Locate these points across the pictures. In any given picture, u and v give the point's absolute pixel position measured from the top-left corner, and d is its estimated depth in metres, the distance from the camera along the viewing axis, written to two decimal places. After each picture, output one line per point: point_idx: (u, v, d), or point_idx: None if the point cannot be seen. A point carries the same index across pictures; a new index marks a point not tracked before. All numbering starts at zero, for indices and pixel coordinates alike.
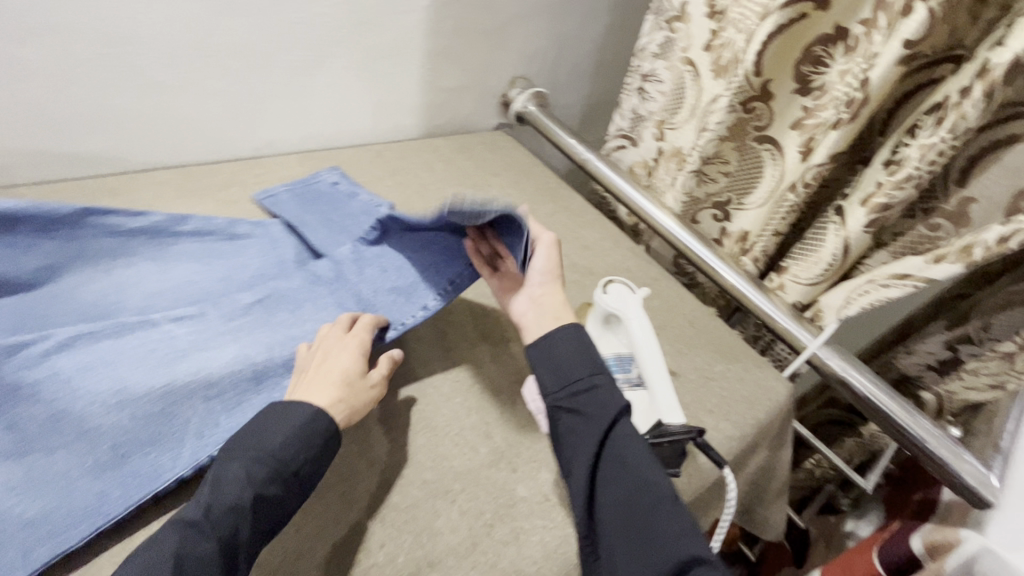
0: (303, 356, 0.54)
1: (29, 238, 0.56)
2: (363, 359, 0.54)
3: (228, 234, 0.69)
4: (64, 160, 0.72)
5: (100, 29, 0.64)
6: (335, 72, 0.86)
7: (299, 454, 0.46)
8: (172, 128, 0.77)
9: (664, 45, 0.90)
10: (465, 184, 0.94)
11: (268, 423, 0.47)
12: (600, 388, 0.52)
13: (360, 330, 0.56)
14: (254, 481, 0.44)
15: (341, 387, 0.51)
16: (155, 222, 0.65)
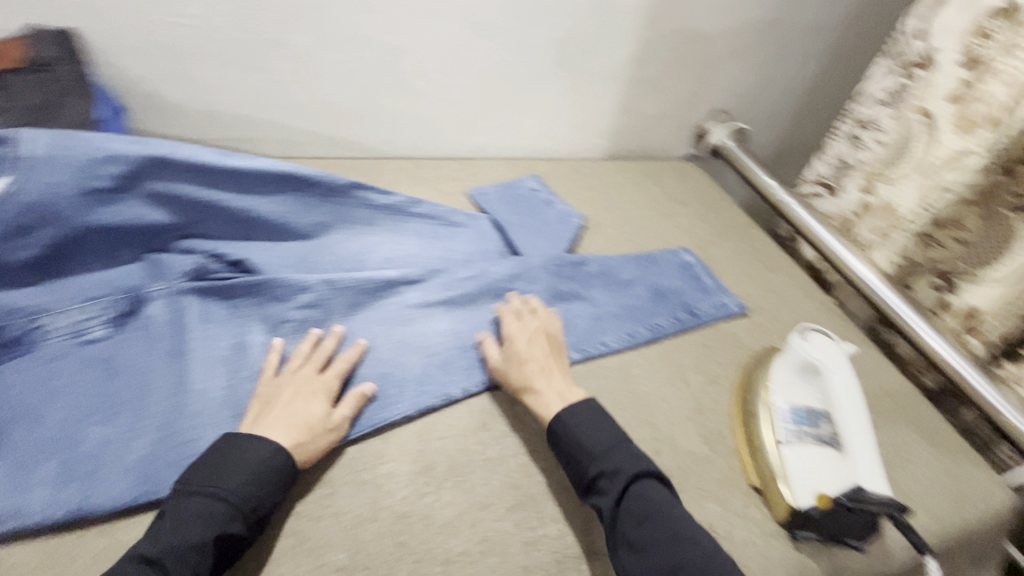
0: (269, 387, 0.53)
1: (315, 201, 0.70)
2: (327, 404, 0.52)
3: (447, 221, 0.79)
4: (334, 143, 0.89)
5: (388, 41, 0.80)
6: (553, 91, 0.94)
7: (255, 493, 0.44)
8: (413, 126, 0.91)
9: (894, 92, 0.83)
10: (651, 208, 0.95)
11: (216, 461, 0.46)
12: (611, 462, 0.50)
13: (328, 374, 0.54)
14: (206, 518, 0.42)
15: (306, 430, 0.50)
16: (397, 202, 0.76)
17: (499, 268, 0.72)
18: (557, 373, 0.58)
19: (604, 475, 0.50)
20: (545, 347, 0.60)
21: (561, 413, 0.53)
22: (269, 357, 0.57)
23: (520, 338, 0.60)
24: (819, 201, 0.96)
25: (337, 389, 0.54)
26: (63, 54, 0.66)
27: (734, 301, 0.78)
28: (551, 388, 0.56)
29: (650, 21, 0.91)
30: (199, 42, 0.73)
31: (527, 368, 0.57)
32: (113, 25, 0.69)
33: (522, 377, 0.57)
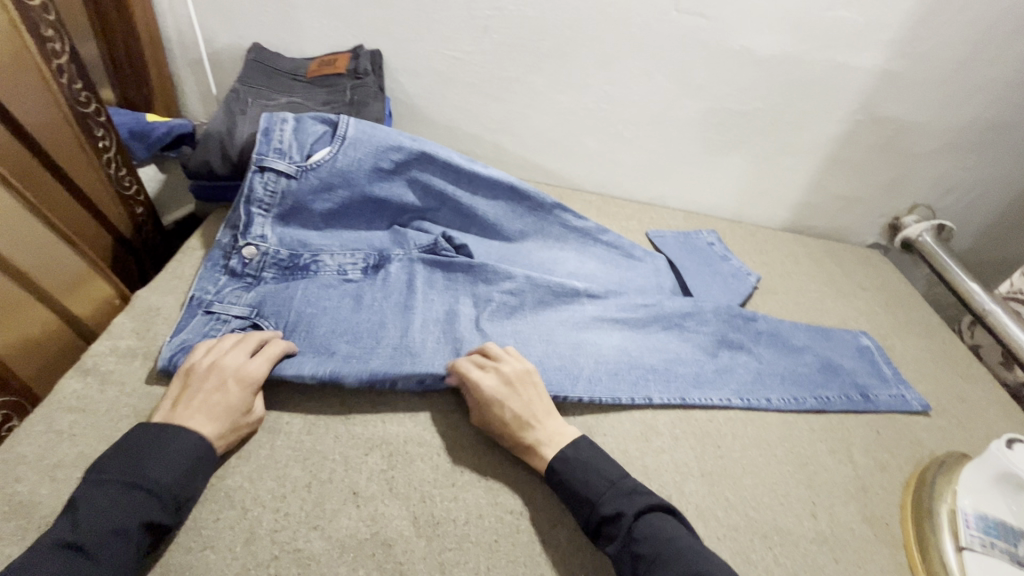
0: (195, 371, 0.54)
1: (524, 211, 0.82)
2: (250, 393, 0.54)
3: (628, 252, 0.85)
4: (538, 169, 1.02)
5: (606, 90, 0.91)
6: (746, 156, 0.99)
7: (180, 481, 0.47)
8: (608, 166, 1.01)
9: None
10: (829, 285, 0.93)
11: (139, 451, 0.47)
12: (611, 503, 0.50)
13: (255, 360, 0.56)
14: (127, 507, 0.44)
15: (227, 418, 0.52)
16: (589, 227, 0.85)
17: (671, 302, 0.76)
18: (544, 419, 0.57)
19: (609, 520, 0.50)
20: (530, 392, 0.59)
21: (555, 461, 0.54)
22: (471, 326, 0.67)
23: (500, 390, 0.57)
24: None
25: (259, 377, 0.55)
26: (374, 69, 0.84)
27: (913, 399, 0.73)
28: (543, 434, 0.56)
29: (861, 106, 0.92)
30: (462, 72, 0.90)
31: (510, 419, 0.56)
32: (407, 53, 0.88)
33: (506, 428, 0.56)
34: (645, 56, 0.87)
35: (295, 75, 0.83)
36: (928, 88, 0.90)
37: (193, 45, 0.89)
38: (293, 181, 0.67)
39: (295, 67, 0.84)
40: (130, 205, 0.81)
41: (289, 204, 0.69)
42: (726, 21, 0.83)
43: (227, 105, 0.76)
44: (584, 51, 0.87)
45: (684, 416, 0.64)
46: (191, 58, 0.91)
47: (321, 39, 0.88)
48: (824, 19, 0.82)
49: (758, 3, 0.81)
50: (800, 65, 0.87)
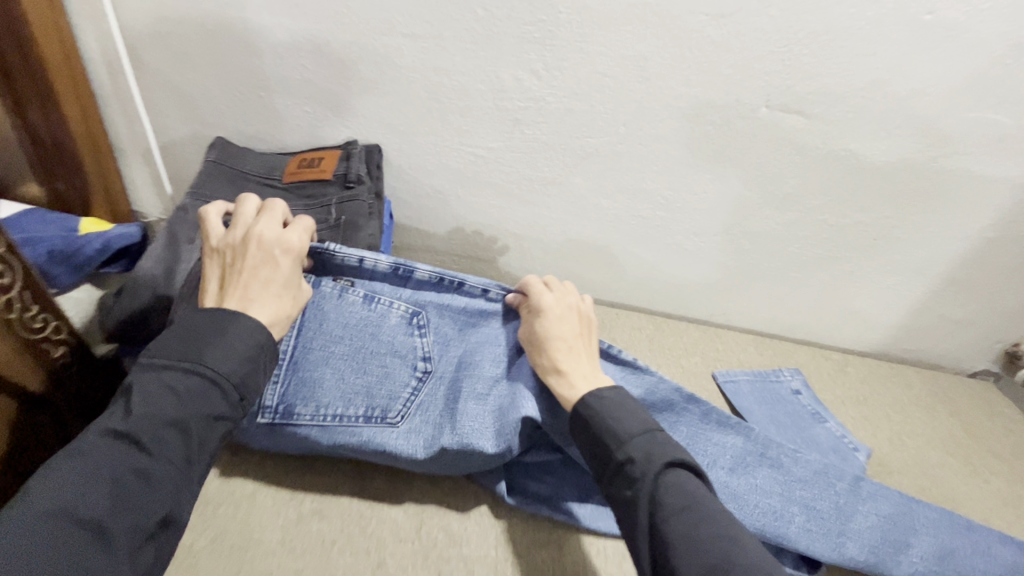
0: (231, 247, 0.47)
1: None
2: (295, 264, 0.48)
3: None
4: (574, 282, 0.82)
5: (666, 196, 0.72)
6: (835, 273, 0.79)
7: (243, 367, 0.40)
8: (661, 281, 0.81)
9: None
10: (952, 452, 0.72)
11: (196, 328, 0.40)
12: (642, 449, 0.43)
13: (293, 235, 0.49)
14: (180, 396, 0.37)
15: (282, 294, 0.46)
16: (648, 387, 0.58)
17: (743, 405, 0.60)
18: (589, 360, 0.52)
19: (631, 464, 0.43)
20: (576, 324, 0.54)
21: (588, 396, 0.47)
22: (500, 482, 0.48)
23: (559, 308, 0.54)
24: None
25: (302, 250, 0.49)
26: (369, 171, 0.65)
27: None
28: (576, 369, 0.51)
29: (994, 222, 0.72)
30: (484, 172, 0.71)
31: (556, 337, 0.52)
32: (414, 149, 0.70)
33: (541, 343, 0.52)
34: (719, 161, 0.68)
35: (267, 178, 0.65)
36: None
37: (146, 132, 0.71)
38: None
39: (267, 168, 0.65)
40: (44, 348, 0.60)
41: None
42: (832, 122, 0.64)
43: (169, 230, 0.58)
44: (641, 151, 0.68)
45: None
46: (143, 147, 0.73)
47: (305, 130, 0.69)
48: (960, 122, 0.63)
49: (873, 102, 0.62)
50: (919, 175, 0.68)
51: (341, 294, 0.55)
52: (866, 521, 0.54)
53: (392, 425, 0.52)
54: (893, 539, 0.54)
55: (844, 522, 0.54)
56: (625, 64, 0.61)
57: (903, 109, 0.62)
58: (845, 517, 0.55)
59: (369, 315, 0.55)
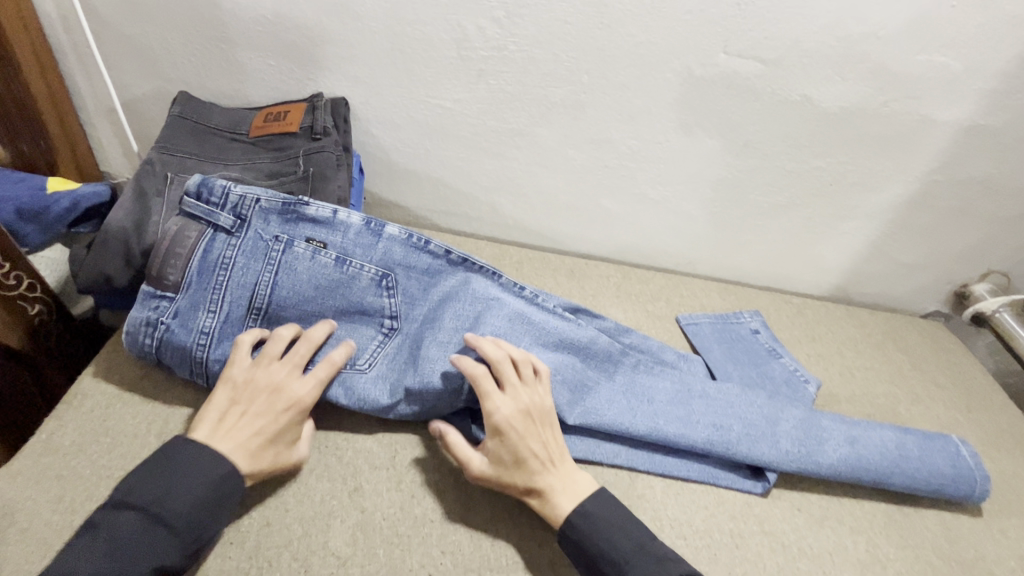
0: (243, 388, 0.49)
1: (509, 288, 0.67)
2: (294, 418, 0.49)
3: (657, 357, 0.68)
4: (544, 233, 0.84)
5: (632, 146, 0.73)
6: (795, 219, 0.82)
7: (201, 519, 0.42)
8: (629, 230, 0.83)
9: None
10: (897, 382, 0.77)
11: (167, 469, 0.43)
12: (643, 574, 0.45)
13: (302, 388, 0.50)
14: (137, 546, 0.39)
15: (266, 448, 0.47)
16: (606, 327, 0.67)
17: (669, 355, 0.69)
18: (560, 462, 0.51)
19: None
20: (542, 432, 0.51)
21: (575, 518, 0.48)
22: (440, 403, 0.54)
23: (513, 422, 0.50)
24: None
25: (306, 403, 0.50)
26: (336, 124, 0.66)
27: (975, 462, 0.61)
28: (562, 486, 0.50)
29: (943, 166, 0.75)
30: (452, 124, 0.72)
31: (524, 464, 0.49)
32: (381, 102, 0.70)
33: (515, 464, 0.49)
34: (681, 109, 0.70)
35: (235, 134, 0.65)
36: None
37: (106, 89, 0.70)
38: (232, 239, 0.55)
39: (233, 123, 0.65)
40: (21, 305, 0.62)
41: (210, 261, 0.54)
42: (790, 68, 0.66)
43: (136, 183, 0.58)
44: (605, 101, 0.69)
45: None
46: (105, 104, 0.72)
47: (269, 83, 0.69)
48: (912, 65, 0.65)
49: (829, 47, 0.64)
50: (873, 120, 0.70)
51: (310, 254, 0.56)
52: (791, 423, 0.60)
53: (360, 372, 0.55)
54: (815, 436, 0.59)
55: (773, 426, 0.59)
56: (587, 12, 0.62)
57: (857, 53, 0.64)
58: (773, 422, 0.60)
59: (338, 276, 0.56)
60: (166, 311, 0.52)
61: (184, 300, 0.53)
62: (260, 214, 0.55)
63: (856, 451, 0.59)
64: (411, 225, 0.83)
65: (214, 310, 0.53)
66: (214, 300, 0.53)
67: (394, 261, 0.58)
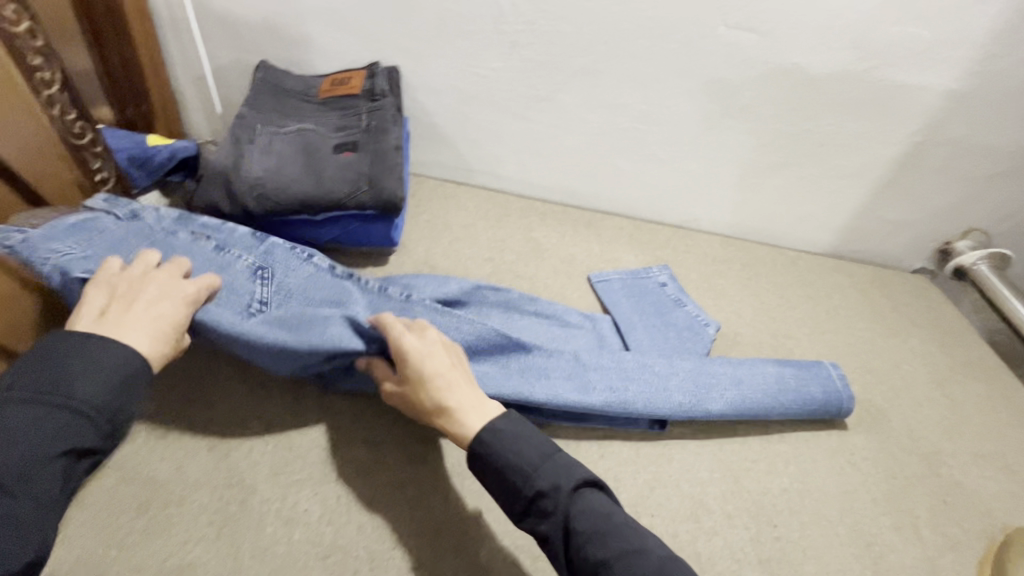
0: (126, 289, 0.51)
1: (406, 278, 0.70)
2: (182, 312, 0.52)
3: (562, 320, 0.72)
4: (563, 191, 0.95)
5: (643, 110, 0.84)
6: (789, 177, 0.91)
7: (107, 401, 0.45)
8: (640, 187, 0.94)
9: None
10: (877, 322, 0.87)
11: (57, 363, 0.45)
12: (548, 479, 0.47)
13: (185, 288, 0.54)
14: (43, 434, 0.42)
15: (163, 338, 0.50)
16: (509, 297, 0.71)
17: (573, 317, 0.72)
18: (464, 384, 0.54)
19: (542, 495, 0.46)
20: (450, 358, 0.56)
21: (483, 432, 0.49)
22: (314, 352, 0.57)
23: (418, 346, 0.55)
24: None
25: (190, 300, 0.54)
26: (390, 88, 0.78)
27: (842, 382, 0.66)
28: (462, 403, 0.52)
29: (922, 128, 0.84)
30: (486, 90, 0.83)
31: (428, 377, 0.53)
32: (426, 70, 0.82)
33: (421, 388, 0.53)
34: (686, 75, 0.80)
35: (305, 95, 0.77)
36: (998, 111, 0.82)
37: (197, 60, 0.83)
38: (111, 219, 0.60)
39: (304, 87, 0.78)
40: None
41: (88, 225, 0.58)
42: (780, 38, 0.76)
43: (233, 134, 0.71)
44: (620, 68, 0.80)
45: (735, 488, 0.59)
46: (194, 74, 0.85)
47: (332, 55, 0.81)
48: (888, 35, 0.75)
49: (814, 19, 0.74)
50: (854, 85, 0.80)
51: (194, 243, 0.61)
52: (681, 376, 0.63)
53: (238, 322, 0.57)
54: (704, 381, 0.63)
55: (664, 381, 0.63)
56: None
57: (839, 25, 0.74)
58: (664, 378, 0.63)
59: (217, 259, 0.60)
60: (13, 236, 0.54)
61: (39, 235, 0.55)
62: (154, 214, 0.63)
63: (741, 396, 0.63)
64: (449, 183, 0.95)
65: (72, 244, 0.55)
66: (80, 239, 0.56)
67: (274, 261, 0.63)
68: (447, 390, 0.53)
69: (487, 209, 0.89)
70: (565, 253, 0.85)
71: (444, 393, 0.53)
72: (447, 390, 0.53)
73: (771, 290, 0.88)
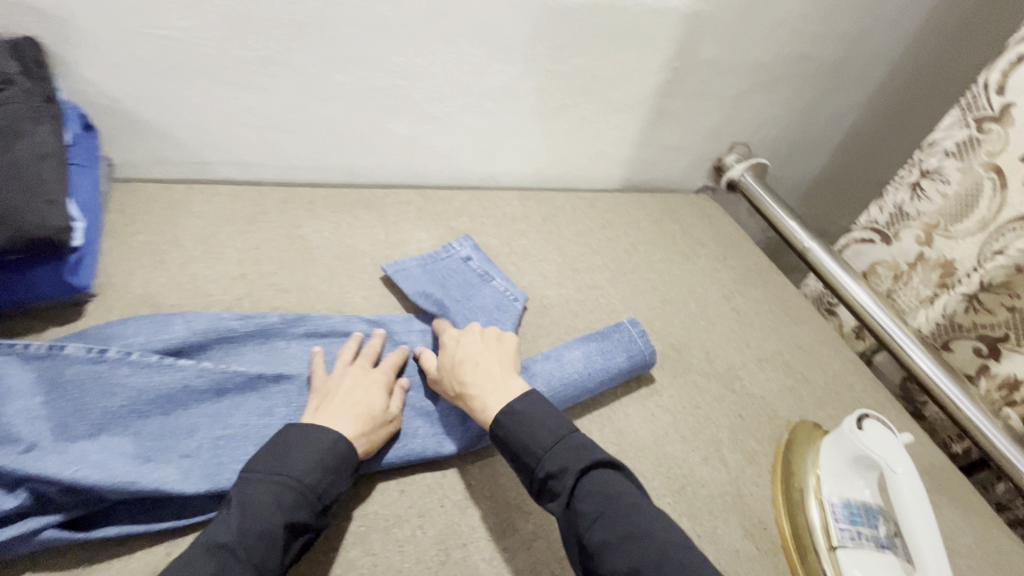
0: (324, 384, 0.53)
1: (105, 329, 0.53)
2: (385, 398, 0.54)
3: (340, 334, 0.60)
4: (334, 170, 0.81)
5: (399, 63, 0.72)
6: (572, 118, 0.88)
7: (321, 482, 0.45)
8: (423, 152, 0.83)
9: (963, 144, 0.72)
10: (672, 250, 0.90)
11: (283, 445, 0.47)
12: (556, 462, 0.46)
13: (381, 370, 0.56)
14: (280, 506, 0.43)
15: (364, 421, 0.51)
16: (267, 323, 0.58)
17: (358, 325, 0.61)
18: (494, 368, 0.54)
19: (553, 477, 0.46)
20: (492, 350, 0.57)
21: (500, 415, 0.50)
22: None
23: (454, 344, 0.57)
24: (871, 249, 0.87)
25: (387, 381, 0.55)
26: (23, 70, 0.55)
27: (644, 340, 0.65)
28: (484, 385, 0.53)
29: (680, 53, 0.85)
30: (188, 58, 0.64)
31: (459, 365, 0.55)
32: (86, 37, 0.59)
33: (452, 373, 0.55)
34: (438, 17, 0.69)
35: None
36: (738, 28, 0.85)
37: None
38: None
39: None
40: None
41: None
42: None
43: None
44: (356, 14, 0.66)
45: None
46: None
47: None
48: None
49: None
50: (612, 14, 0.76)
51: None
52: None
53: None
54: None
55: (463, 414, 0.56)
56: None
57: None
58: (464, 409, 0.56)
59: None
60: None
61: None
62: None
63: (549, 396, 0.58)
64: (182, 182, 0.75)
65: None
66: None
67: None
68: (474, 377, 0.54)
69: (234, 209, 0.72)
70: (342, 245, 0.72)
71: (477, 380, 0.53)
72: (473, 376, 0.54)
73: (574, 239, 0.86)
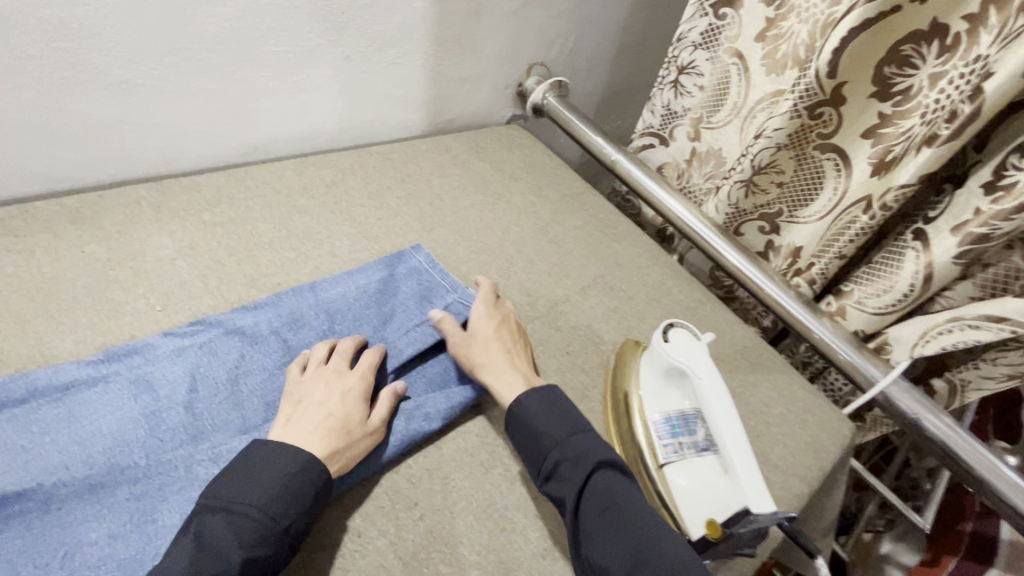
0: (307, 392, 0.48)
1: None
2: (365, 406, 0.49)
3: (52, 393, 0.45)
4: (12, 182, 0.59)
5: (49, 18, 0.51)
6: (334, 62, 0.73)
7: (287, 512, 0.40)
8: (144, 135, 0.64)
9: (706, 34, 0.74)
10: (483, 191, 0.83)
11: (236, 476, 0.41)
12: (575, 448, 0.48)
13: (365, 369, 0.51)
14: (244, 542, 0.38)
15: (338, 435, 0.46)
16: None
17: (76, 372, 0.47)
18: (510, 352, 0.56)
19: (563, 463, 0.47)
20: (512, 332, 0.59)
21: (522, 397, 0.51)
22: None
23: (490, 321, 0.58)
24: (655, 152, 0.88)
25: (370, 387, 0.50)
26: None
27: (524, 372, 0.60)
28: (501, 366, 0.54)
29: None
30: None
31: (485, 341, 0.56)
32: None
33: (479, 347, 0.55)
34: None
35: None
36: None
37: None
38: None
39: None
40: None
41: None
42: None
43: None
44: None
45: (364, 486, 0.48)
46: None
47: None
48: None
49: None
50: None
51: None
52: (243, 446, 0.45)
53: None
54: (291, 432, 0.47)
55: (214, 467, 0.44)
56: None
57: None
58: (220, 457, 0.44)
59: None
60: None
61: None
62: None
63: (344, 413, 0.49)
64: None
65: None
66: None
67: None
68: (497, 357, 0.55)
69: None
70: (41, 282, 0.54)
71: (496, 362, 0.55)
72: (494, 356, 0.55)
73: (367, 202, 0.75)
